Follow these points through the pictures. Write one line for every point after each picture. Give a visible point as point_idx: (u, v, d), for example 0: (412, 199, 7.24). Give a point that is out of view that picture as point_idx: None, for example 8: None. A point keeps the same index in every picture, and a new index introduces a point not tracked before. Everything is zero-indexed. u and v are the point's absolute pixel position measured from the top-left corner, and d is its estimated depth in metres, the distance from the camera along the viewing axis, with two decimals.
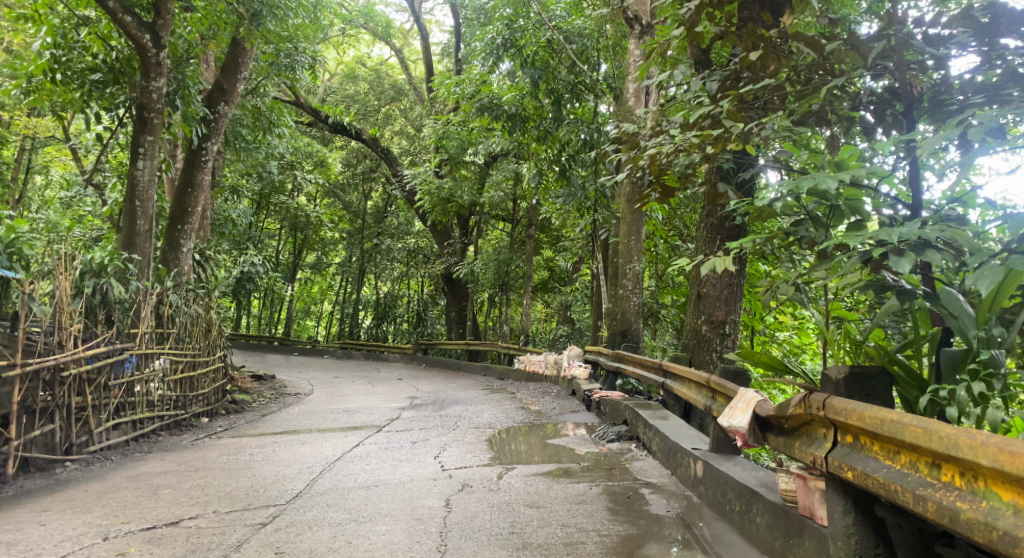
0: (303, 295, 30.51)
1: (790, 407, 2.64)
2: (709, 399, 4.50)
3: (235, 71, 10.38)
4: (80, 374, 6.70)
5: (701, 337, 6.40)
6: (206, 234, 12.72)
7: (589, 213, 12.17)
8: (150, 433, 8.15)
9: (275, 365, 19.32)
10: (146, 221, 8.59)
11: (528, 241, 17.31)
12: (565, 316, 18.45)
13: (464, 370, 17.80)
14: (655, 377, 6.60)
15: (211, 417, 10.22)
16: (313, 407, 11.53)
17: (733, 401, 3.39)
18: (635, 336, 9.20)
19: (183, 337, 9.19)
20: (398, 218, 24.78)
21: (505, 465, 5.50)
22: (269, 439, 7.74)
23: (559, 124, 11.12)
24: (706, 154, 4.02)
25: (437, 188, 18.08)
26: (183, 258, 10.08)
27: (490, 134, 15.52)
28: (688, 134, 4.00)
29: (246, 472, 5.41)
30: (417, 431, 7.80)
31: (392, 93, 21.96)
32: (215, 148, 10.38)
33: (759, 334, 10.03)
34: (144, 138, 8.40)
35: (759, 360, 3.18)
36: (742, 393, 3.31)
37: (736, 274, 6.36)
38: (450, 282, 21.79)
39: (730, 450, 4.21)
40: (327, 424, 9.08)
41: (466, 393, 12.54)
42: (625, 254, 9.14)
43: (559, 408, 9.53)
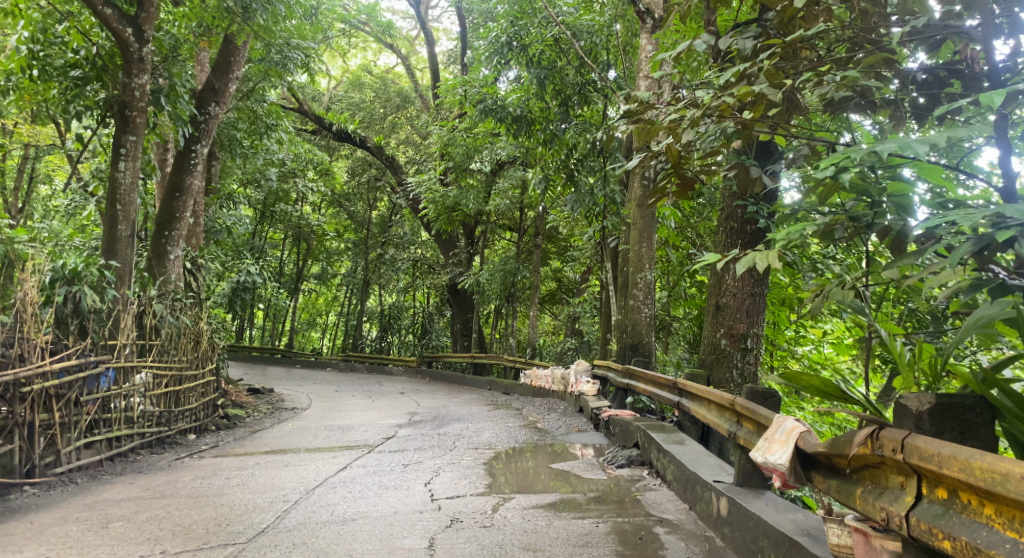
0: (308, 306, 30.11)
1: (851, 446, 2.16)
2: (733, 424, 3.92)
3: (226, 70, 9.97)
4: (46, 388, 6.22)
5: (720, 353, 5.83)
6: (200, 242, 12.29)
7: (597, 220, 11.62)
8: (127, 452, 7.65)
9: (277, 377, 18.87)
10: (128, 226, 8.12)
11: (535, 250, 16.82)
12: (573, 328, 17.89)
13: (469, 384, 17.23)
14: (669, 395, 6.04)
15: (199, 433, 9.71)
16: (307, 423, 11.00)
17: (768, 430, 2.85)
18: (646, 350, 8.61)
19: (168, 349, 8.69)
20: (403, 227, 24.34)
21: (502, 495, 4.94)
22: (252, 459, 7.22)
23: (567, 126, 10.59)
24: (742, 121, 3.39)
25: (442, 196, 17.66)
26: (170, 266, 9.64)
27: (497, 140, 15.11)
28: (720, 96, 3.35)
29: (214, 501, 4.87)
30: (411, 452, 7.25)
31: (398, 100, 21.59)
32: (205, 150, 9.91)
33: (778, 349, 9.47)
34: (127, 138, 7.94)
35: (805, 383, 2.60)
36: (779, 420, 2.76)
37: (758, 283, 5.78)
38: (455, 292, 21.39)
39: (758, 483, 3.65)
40: (318, 442, 8.55)
41: (469, 408, 11.96)
42: (636, 262, 8.57)
43: (565, 426, 8.97)
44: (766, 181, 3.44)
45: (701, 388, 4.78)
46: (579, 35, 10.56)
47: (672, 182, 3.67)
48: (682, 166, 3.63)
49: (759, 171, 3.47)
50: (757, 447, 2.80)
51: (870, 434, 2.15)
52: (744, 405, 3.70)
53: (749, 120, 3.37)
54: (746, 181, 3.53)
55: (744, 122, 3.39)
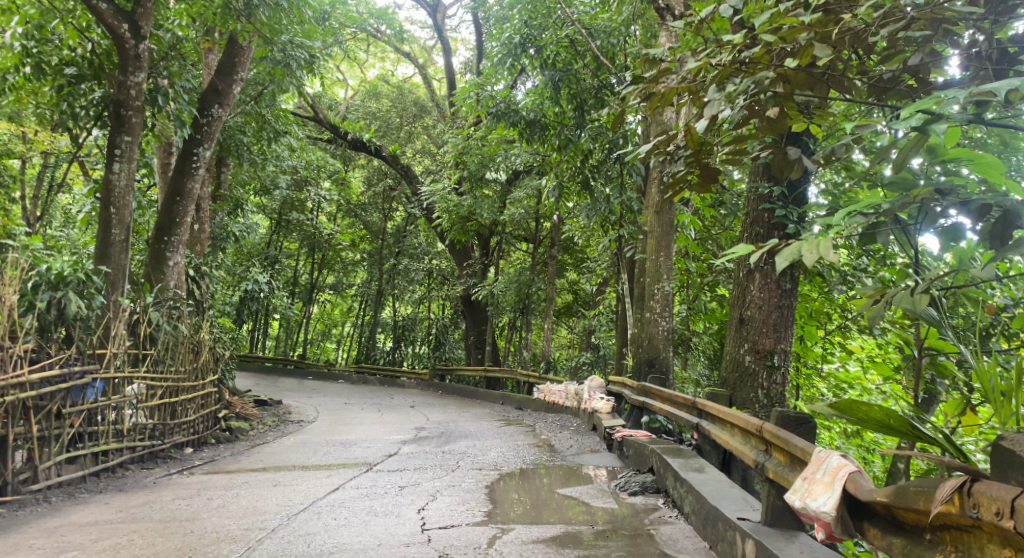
0: (323, 316, 29.81)
1: (932, 503, 1.70)
2: (760, 454, 3.41)
3: (231, 71, 9.69)
4: (22, 400, 5.87)
5: (744, 370, 5.31)
6: (205, 248, 11.99)
7: (613, 228, 11.14)
8: (115, 468, 7.29)
9: (287, 388, 18.50)
10: (122, 231, 7.81)
11: (550, 261, 16.32)
12: (589, 342, 17.37)
13: (482, 399, 16.74)
14: (689, 416, 5.52)
15: (197, 447, 9.33)
16: (310, 438, 10.60)
17: (807, 468, 2.40)
18: (664, 366, 8.08)
19: (162, 358, 8.31)
20: (418, 238, 23.94)
21: (500, 526, 4.47)
22: (242, 478, 6.81)
23: (582, 131, 10.15)
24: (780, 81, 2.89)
25: (456, 205, 17.31)
26: (168, 273, 9.33)
27: (511, 147, 14.72)
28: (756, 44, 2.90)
29: (184, 528, 4.44)
30: (411, 472, 6.79)
31: (415, 109, 21.40)
32: (208, 154, 9.58)
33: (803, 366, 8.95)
34: (121, 139, 7.64)
35: (862, 415, 2.14)
36: (822, 457, 2.32)
37: (786, 294, 5.26)
38: (469, 304, 20.94)
39: (789, 524, 3.14)
40: (316, 459, 8.13)
41: (478, 424, 11.49)
42: (653, 273, 8.07)
43: (576, 446, 8.47)
44: (809, 164, 2.94)
45: (724, 411, 4.28)
46: (595, 35, 10.11)
47: (692, 172, 3.17)
48: (703, 155, 3.13)
49: (799, 153, 2.95)
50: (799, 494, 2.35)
51: (957, 488, 1.68)
52: (775, 433, 3.19)
53: (791, 73, 2.86)
54: (782, 164, 3.05)
55: (786, 79, 2.88)
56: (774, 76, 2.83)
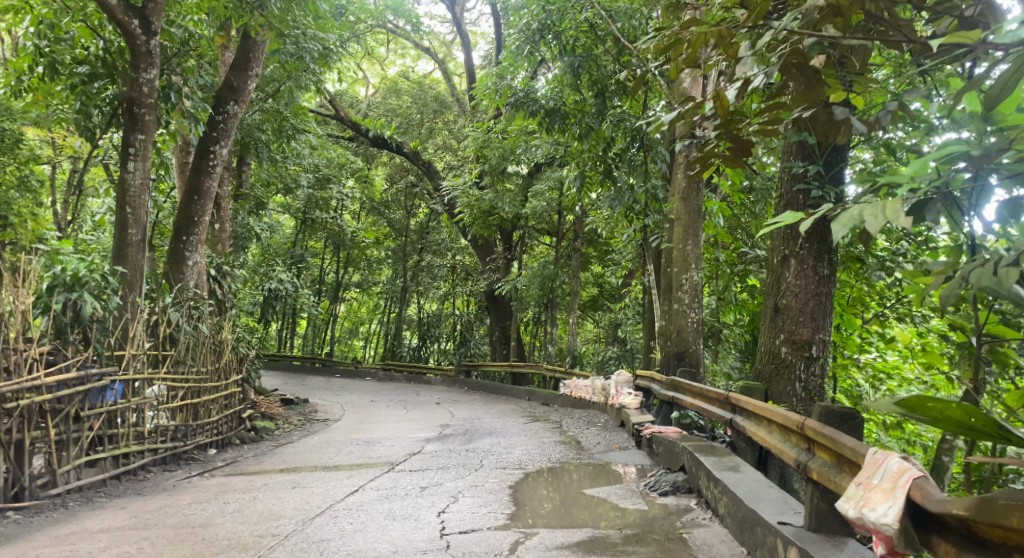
0: (350, 315, 29.83)
1: None
2: (803, 453, 3.12)
3: (245, 67, 9.55)
4: (38, 403, 5.80)
5: (780, 362, 5.00)
6: (226, 247, 11.94)
7: (639, 218, 10.82)
8: (136, 470, 7.22)
9: (314, 387, 18.46)
10: (139, 230, 7.73)
11: (575, 255, 15.99)
12: (616, 335, 17.04)
13: (508, 395, 16.54)
14: (721, 412, 5.21)
15: (221, 448, 9.26)
16: (334, 436, 10.47)
17: (864, 476, 2.12)
18: (694, 359, 7.75)
19: (183, 359, 8.23)
20: (441, 234, 23.77)
21: (524, 530, 4.24)
22: (261, 480, 6.66)
23: (604, 118, 9.85)
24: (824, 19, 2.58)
25: (478, 199, 17.10)
26: (188, 272, 9.27)
27: (532, 138, 14.44)
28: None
29: (196, 534, 4.29)
30: (433, 472, 6.60)
31: (436, 105, 20.87)
32: (225, 151, 9.47)
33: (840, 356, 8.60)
34: (135, 137, 7.55)
35: (935, 420, 1.85)
36: (885, 466, 2.04)
37: (824, 281, 4.93)
38: (493, 300, 20.72)
39: (836, 531, 2.85)
40: (338, 459, 7.98)
41: (504, 421, 11.27)
42: (681, 262, 7.76)
43: (604, 442, 8.20)
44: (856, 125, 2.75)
45: (759, 406, 3.98)
46: (616, 18, 9.80)
47: (723, 140, 2.86)
48: (737, 119, 2.82)
49: (844, 113, 2.76)
50: (854, 501, 2.08)
51: None
52: (818, 430, 2.89)
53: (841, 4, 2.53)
54: (829, 124, 2.84)
55: (838, 11, 2.58)
56: (824, 5, 2.56)
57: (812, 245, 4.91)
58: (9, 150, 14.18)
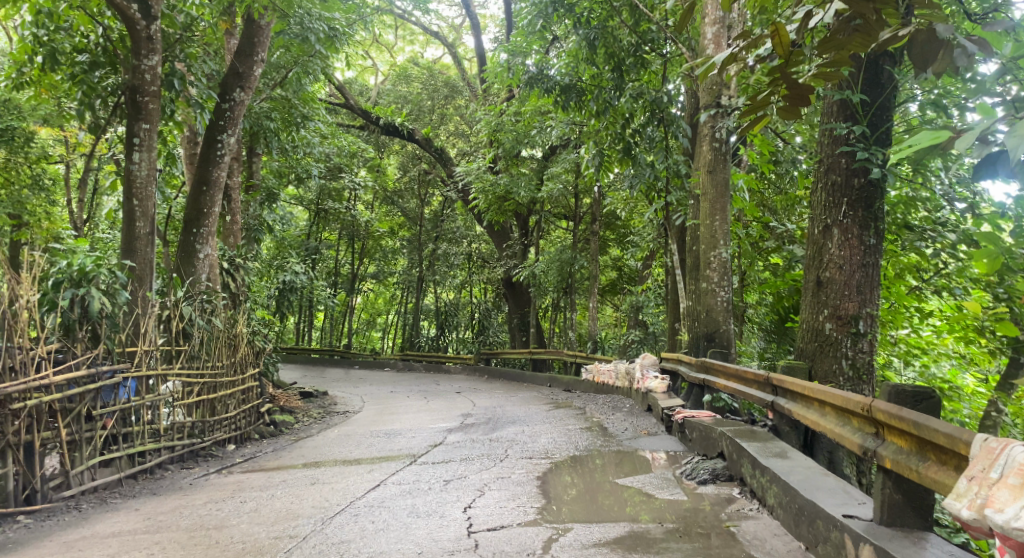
0: (367, 306, 29.70)
1: None
2: (869, 438, 2.81)
3: (250, 53, 9.26)
4: (47, 403, 5.61)
5: (824, 340, 4.67)
6: (239, 239, 11.73)
7: (660, 196, 10.43)
8: (154, 469, 7.05)
9: (333, 379, 18.32)
10: (147, 223, 7.53)
11: (593, 238, 15.63)
12: (638, 319, 16.68)
13: (529, 382, 16.27)
14: (761, 394, 4.91)
15: (240, 443, 9.09)
16: (354, 429, 10.28)
17: (978, 467, 2.01)
18: (725, 339, 7.40)
19: (197, 354, 8.03)
20: (456, 221, 23.44)
21: (556, 525, 3.97)
22: (280, 476, 6.45)
23: (622, 93, 9.49)
24: None
25: (492, 184, 16.76)
26: (199, 266, 9.09)
27: (546, 118, 14.06)
28: None
29: (210, 538, 4.08)
30: (456, 464, 6.34)
31: (446, 90, 20.62)
32: (232, 140, 9.23)
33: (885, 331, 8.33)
34: (140, 126, 7.36)
35: None
36: (1008, 454, 1.94)
37: (870, 251, 4.57)
38: (511, 287, 20.41)
39: (912, 523, 2.56)
40: (359, 452, 7.77)
41: (527, 409, 11.01)
42: (708, 239, 7.41)
43: (632, 428, 7.91)
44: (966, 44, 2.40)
45: (809, 387, 3.69)
46: None
47: (778, 88, 2.49)
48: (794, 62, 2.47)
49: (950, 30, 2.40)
50: (971, 501, 1.97)
51: None
52: (890, 412, 2.59)
53: None
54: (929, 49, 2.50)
55: None
56: None
57: (857, 213, 4.55)
58: (20, 148, 14.08)
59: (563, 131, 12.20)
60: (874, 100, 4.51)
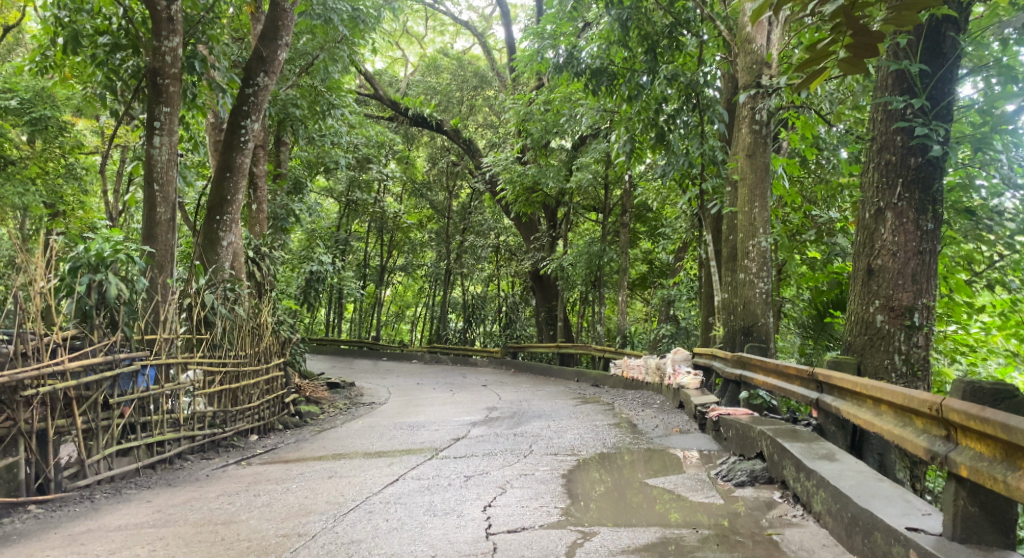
0: (396, 299, 29.62)
1: None
2: (939, 441, 2.47)
3: (274, 36, 9.10)
4: (62, 390, 5.50)
5: (875, 333, 4.29)
6: (265, 228, 11.63)
7: (695, 184, 10.03)
8: (172, 459, 6.94)
9: (360, 371, 18.22)
10: (168, 209, 7.42)
11: (623, 230, 15.21)
12: (669, 313, 16.24)
13: (557, 376, 15.95)
14: (804, 391, 4.55)
15: (263, 434, 8.96)
16: (377, 421, 10.11)
17: None
18: (763, 333, 7.02)
19: (220, 343, 7.92)
20: (483, 213, 23.15)
21: (582, 529, 3.70)
22: (298, 469, 6.27)
23: (655, 76, 9.16)
24: None
25: (520, 174, 16.45)
26: (223, 253, 8.98)
27: (576, 105, 13.70)
28: None
29: (217, 534, 3.90)
30: (479, 459, 6.10)
31: (476, 80, 20.43)
32: (256, 126, 9.08)
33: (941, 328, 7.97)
34: (160, 110, 7.26)
35: None
36: None
37: (927, 237, 4.19)
38: (539, 280, 20.09)
39: (989, 540, 2.24)
40: (381, 445, 7.57)
41: (554, 403, 10.73)
42: (746, 227, 7.04)
43: (664, 425, 7.59)
44: None
45: (861, 383, 3.35)
46: None
47: (841, 39, 2.24)
48: (861, 7, 2.26)
49: None
50: None
51: None
52: (966, 412, 2.26)
53: None
54: None
55: None
56: None
57: (913, 195, 4.17)
58: (54, 138, 14.20)
59: (594, 118, 11.82)
60: (935, 71, 4.12)
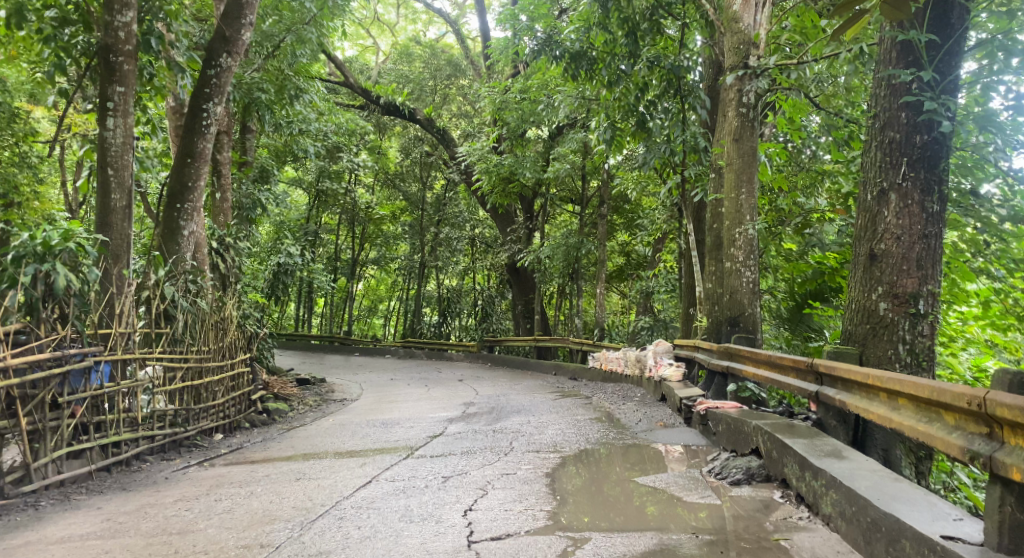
0: (369, 292, 29.11)
1: None
2: (985, 441, 2.22)
3: (238, 15, 8.64)
4: (4, 389, 5.06)
5: (878, 322, 4.07)
6: (230, 218, 11.13)
7: (676, 171, 9.78)
8: (130, 460, 6.51)
9: (332, 366, 17.78)
10: (123, 195, 6.95)
11: (600, 221, 14.94)
12: (647, 305, 16.04)
13: (534, 370, 15.67)
14: (802, 383, 4.31)
15: (228, 433, 8.53)
16: (349, 418, 9.72)
17: None
18: (750, 324, 6.79)
19: (181, 338, 7.48)
20: (458, 205, 22.72)
21: (572, 535, 3.41)
22: (264, 470, 5.89)
23: (636, 60, 8.90)
24: None
25: (496, 164, 16.10)
26: (184, 243, 8.49)
27: (553, 92, 13.37)
28: None
29: (170, 546, 3.54)
30: (457, 458, 5.77)
31: (449, 69, 19.88)
32: (219, 110, 8.61)
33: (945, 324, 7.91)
34: (114, 89, 6.79)
35: None
36: None
37: (932, 220, 3.99)
38: (515, 272, 19.77)
39: None
40: (353, 443, 7.21)
41: (532, 397, 10.44)
42: (733, 214, 6.81)
43: (647, 419, 7.34)
44: None
45: (872, 376, 3.11)
46: None
47: None
48: None
49: None
50: None
51: None
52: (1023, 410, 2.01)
53: None
54: None
55: None
56: None
57: (918, 175, 3.98)
58: (6, 125, 13.49)
59: (572, 105, 11.50)
60: (943, 43, 3.97)
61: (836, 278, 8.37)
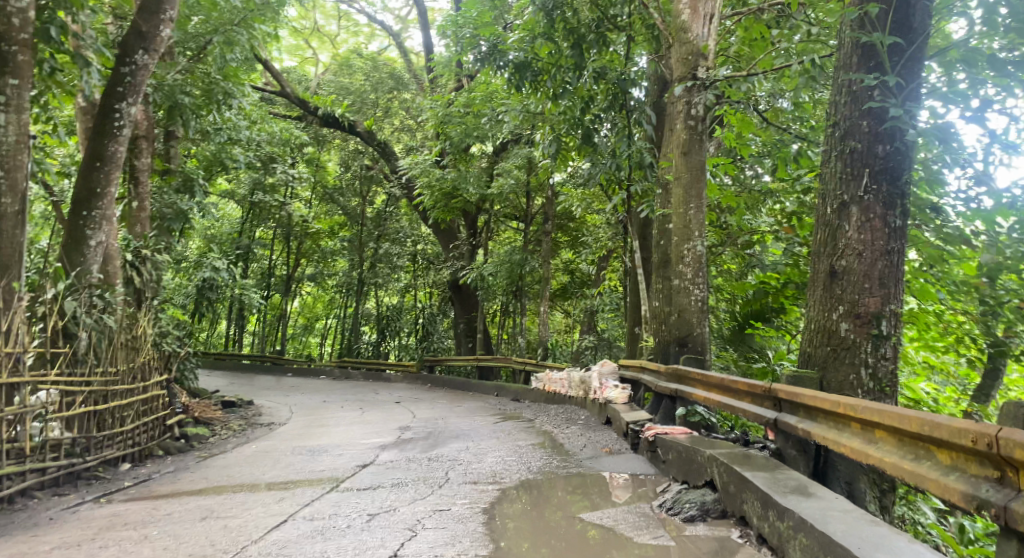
0: (305, 309, 28.02)
1: None
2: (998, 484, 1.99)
3: (156, 10, 8.02)
4: None
5: (838, 343, 3.82)
6: (147, 228, 10.30)
7: (621, 187, 9.51)
8: (13, 497, 5.74)
9: (262, 387, 16.82)
10: (16, 199, 6.19)
11: (544, 238, 14.63)
12: (591, 324, 15.73)
13: (475, 391, 15.14)
14: (756, 409, 4.00)
15: (137, 463, 7.74)
16: (275, 444, 9.03)
17: None
18: (698, 344, 6.52)
19: (83, 357, 6.72)
20: (399, 221, 22.07)
21: None
22: (168, 508, 5.23)
23: (582, 74, 8.63)
24: None
25: (438, 179, 15.65)
26: (90, 254, 7.72)
27: (496, 106, 13.05)
28: None
29: None
30: (387, 491, 5.25)
31: (391, 83, 19.26)
32: (133, 110, 7.94)
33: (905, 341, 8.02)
34: (5, 81, 6.10)
35: None
36: None
37: (895, 235, 3.80)
38: (457, 290, 19.25)
39: None
40: (275, 474, 6.58)
41: (472, 421, 9.94)
42: (681, 229, 6.58)
43: (592, 445, 6.95)
44: None
45: (841, 403, 2.83)
46: None
47: None
48: None
49: None
50: None
51: None
52: None
53: None
54: None
55: None
56: None
57: (880, 188, 3.80)
58: None
59: (516, 118, 11.17)
60: (906, 47, 3.86)
61: (780, 298, 8.13)
